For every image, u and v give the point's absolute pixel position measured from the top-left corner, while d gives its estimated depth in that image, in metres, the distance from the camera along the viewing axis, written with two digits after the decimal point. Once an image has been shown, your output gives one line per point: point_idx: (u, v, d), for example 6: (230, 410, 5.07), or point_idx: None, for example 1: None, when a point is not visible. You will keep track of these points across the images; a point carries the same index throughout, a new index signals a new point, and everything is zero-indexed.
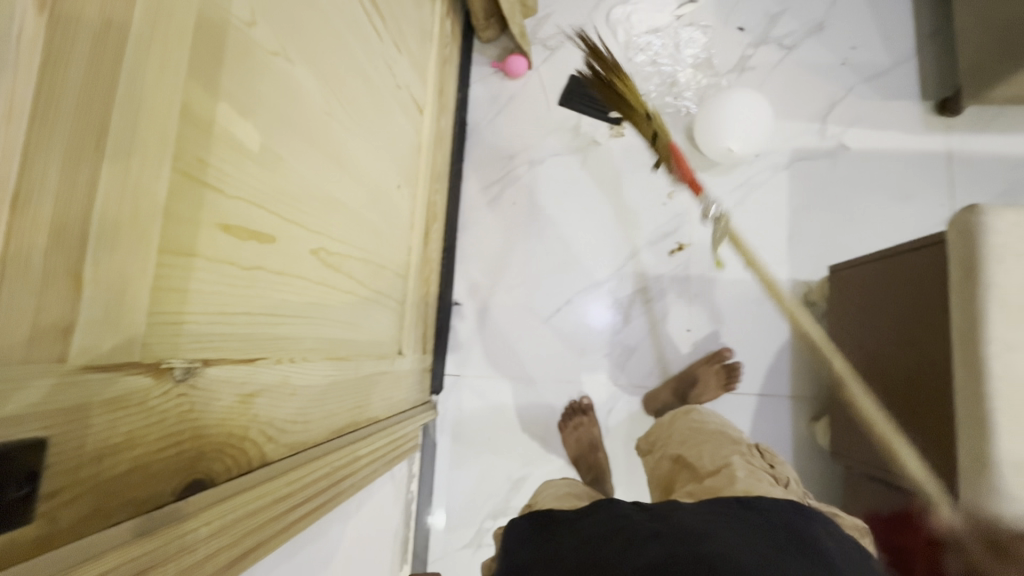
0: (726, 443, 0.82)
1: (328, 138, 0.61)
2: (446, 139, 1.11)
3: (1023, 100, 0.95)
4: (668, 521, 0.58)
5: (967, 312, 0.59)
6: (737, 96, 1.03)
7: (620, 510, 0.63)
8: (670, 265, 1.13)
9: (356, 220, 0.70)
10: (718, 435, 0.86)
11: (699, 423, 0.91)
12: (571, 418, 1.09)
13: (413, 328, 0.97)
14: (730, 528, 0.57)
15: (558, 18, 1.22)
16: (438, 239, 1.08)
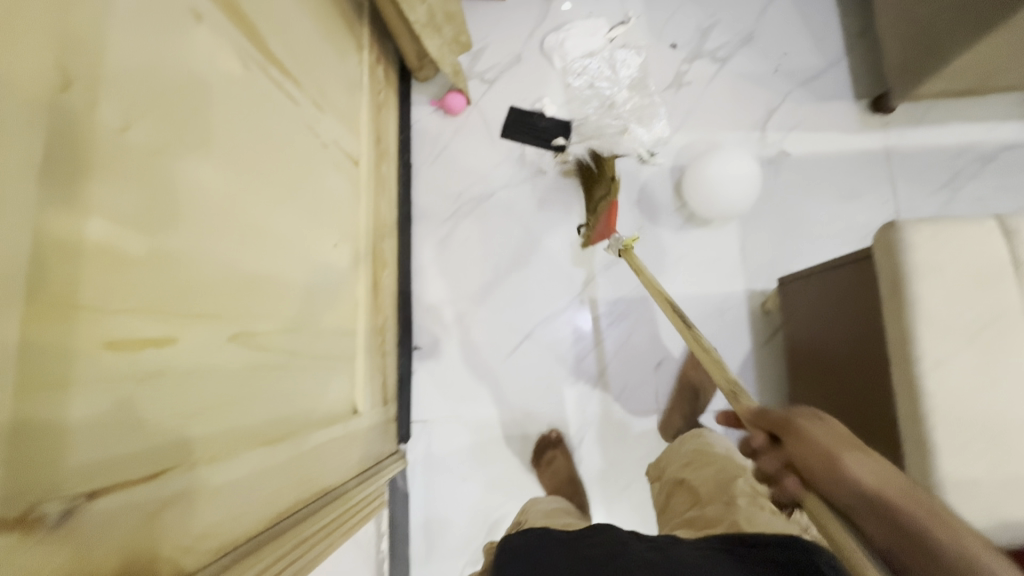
0: (734, 466, 0.85)
1: (239, 219, 0.60)
2: (390, 183, 1.10)
3: (950, 95, 0.97)
4: (663, 552, 0.63)
5: (898, 332, 0.59)
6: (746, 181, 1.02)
7: (619, 537, 0.67)
8: (629, 286, 1.13)
9: (285, 292, 0.69)
10: (724, 458, 0.89)
11: (706, 448, 0.93)
12: (543, 454, 1.09)
13: (370, 381, 0.96)
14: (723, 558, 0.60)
15: (493, 50, 1.22)
16: (391, 285, 1.08)
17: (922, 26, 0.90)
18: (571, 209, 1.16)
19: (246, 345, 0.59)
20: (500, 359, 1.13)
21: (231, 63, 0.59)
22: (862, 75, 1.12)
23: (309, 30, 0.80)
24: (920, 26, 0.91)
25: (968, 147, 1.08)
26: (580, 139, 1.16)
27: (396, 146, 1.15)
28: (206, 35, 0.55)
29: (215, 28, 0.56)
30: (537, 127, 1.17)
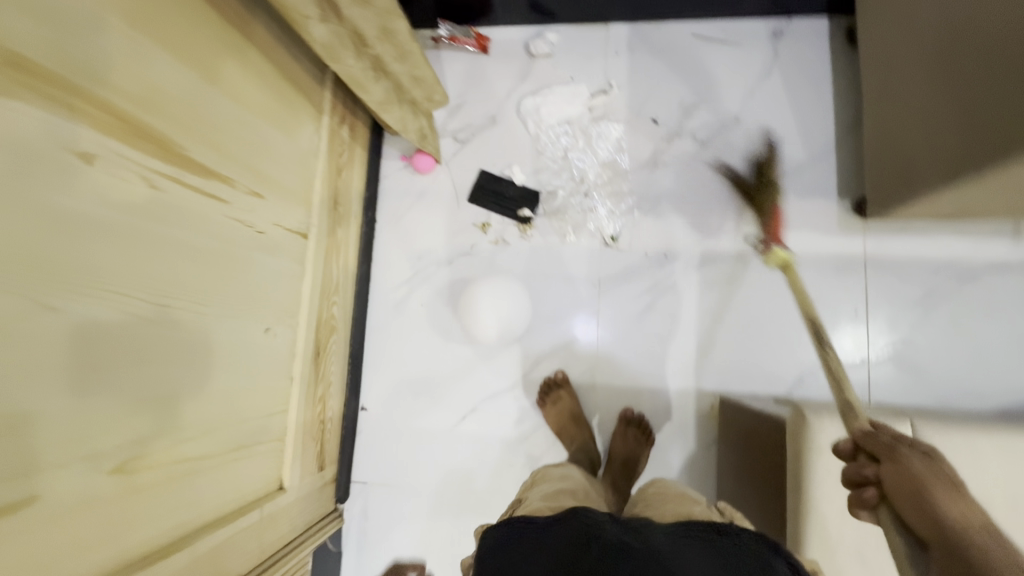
0: (694, 498, 0.78)
1: (136, 345, 0.60)
2: (348, 245, 1.10)
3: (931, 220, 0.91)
4: (639, 537, 0.61)
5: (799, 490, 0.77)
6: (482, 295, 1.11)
7: (593, 519, 0.64)
8: (578, 370, 1.11)
9: (195, 399, 0.70)
10: (684, 492, 0.82)
11: (664, 484, 0.85)
12: (549, 394, 1.08)
13: (302, 452, 0.97)
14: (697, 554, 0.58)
15: (469, 108, 1.19)
16: (339, 350, 1.08)
17: (909, 155, 0.85)
18: (528, 282, 1.13)
19: (133, 471, 0.61)
20: (444, 429, 1.12)
21: (133, 191, 0.58)
22: (849, 173, 1.06)
23: (252, 117, 0.79)
24: (908, 154, 0.85)
25: (953, 263, 1.02)
26: (546, 212, 1.13)
27: (359, 205, 1.14)
28: (98, 175, 0.54)
29: (111, 164, 0.55)
30: (504, 196, 1.14)
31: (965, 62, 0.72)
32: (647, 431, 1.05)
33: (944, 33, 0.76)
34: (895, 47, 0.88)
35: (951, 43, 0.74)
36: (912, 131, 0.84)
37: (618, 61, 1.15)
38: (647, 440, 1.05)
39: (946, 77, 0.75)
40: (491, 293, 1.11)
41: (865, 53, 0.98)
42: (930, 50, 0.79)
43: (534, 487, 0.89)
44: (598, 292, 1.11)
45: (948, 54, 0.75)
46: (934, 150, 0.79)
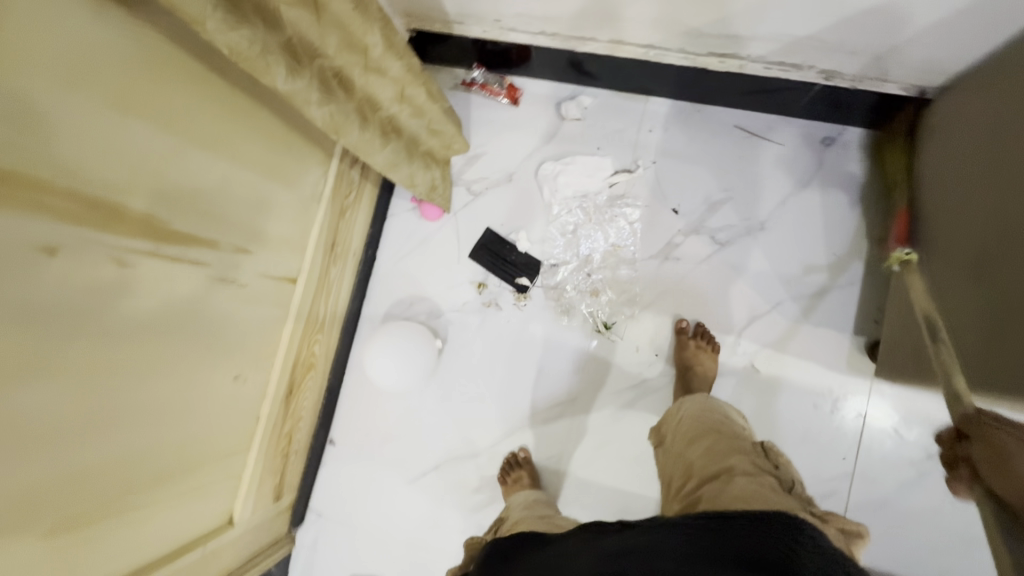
0: (731, 438, 0.82)
1: (92, 407, 0.60)
2: (341, 284, 1.10)
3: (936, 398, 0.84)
4: (640, 537, 0.62)
5: None
6: (388, 339, 1.07)
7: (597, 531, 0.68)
8: (544, 450, 1.09)
9: (151, 457, 0.71)
10: (723, 428, 0.86)
11: (703, 415, 0.90)
12: (510, 472, 1.06)
13: (258, 487, 0.99)
14: (698, 541, 0.59)
15: (488, 160, 1.15)
16: (315, 385, 1.09)
17: (938, 329, 0.77)
18: (515, 350, 1.11)
19: (76, 529, 0.61)
20: (406, 479, 1.13)
21: (99, 271, 0.58)
22: (869, 310, 0.99)
23: (248, 175, 0.78)
24: (939, 327, 0.77)
25: None
26: (544, 284, 1.10)
27: (360, 244, 1.13)
28: (63, 266, 0.54)
29: (76, 252, 0.55)
30: (505, 259, 1.11)
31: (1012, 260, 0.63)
32: (711, 341, 1.02)
33: (999, 218, 0.67)
34: (947, 205, 0.79)
35: (1006, 232, 0.65)
36: (946, 311, 0.76)
37: (651, 140, 1.09)
38: (710, 348, 1.02)
39: (990, 266, 0.67)
40: (383, 342, 1.06)
41: (916, 195, 0.88)
42: (980, 227, 0.70)
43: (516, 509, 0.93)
44: (582, 376, 1.08)
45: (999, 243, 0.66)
46: (962, 338, 0.71)
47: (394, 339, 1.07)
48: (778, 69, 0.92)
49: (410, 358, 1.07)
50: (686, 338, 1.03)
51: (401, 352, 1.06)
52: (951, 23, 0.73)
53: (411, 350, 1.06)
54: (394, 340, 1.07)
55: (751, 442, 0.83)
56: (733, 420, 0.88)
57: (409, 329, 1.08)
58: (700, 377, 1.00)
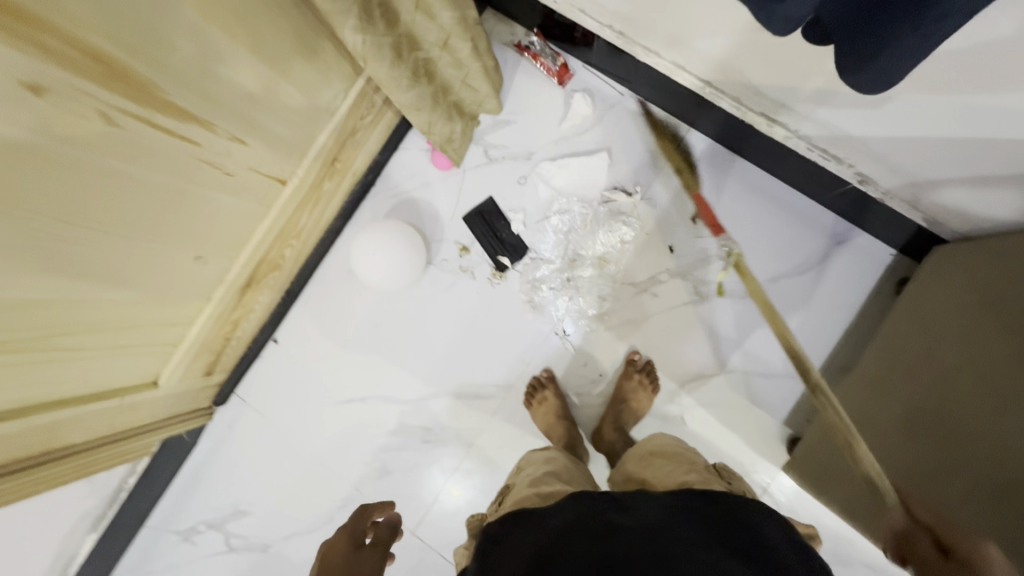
0: (687, 459, 0.82)
1: (39, 249, 0.60)
2: (331, 199, 1.09)
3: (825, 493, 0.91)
4: (631, 514, 0.63)
5: None
6: (373, 235, 1.06)
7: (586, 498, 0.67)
8: (466, 422, 1.13)
9: (89, 310, 0.72)
10: (679, 451, 0.86)
11: (658, 444, 0.89)
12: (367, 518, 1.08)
13: (191, 360, 1.02)
14: (689, 527, 0.60)
15: (515, 130, 1.13)
16: (275, 285, 1.11)
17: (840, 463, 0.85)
18: (474, 320, 1.13)
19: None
20: (332, 399, 1.17)
21: (83, 124, 0.56)
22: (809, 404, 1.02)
23: (264, 67, 0.76)
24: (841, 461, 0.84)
25: (835, 542, 1.02)
26: (523, 272, 1.12)
27: (364, 166, 1.12)
28: (42, 108, 0.51)
29: (63, 98, 0.53)
30: (496, 232, 1.12)
31: (944, 441, 0.70)
32: (654, 381, 1.05)
33: (948, 394, 0.73)
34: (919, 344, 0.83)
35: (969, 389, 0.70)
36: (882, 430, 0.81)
37: (675, 171, 1.08)
38: (650, 388, 1.04)
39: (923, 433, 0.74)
40: (371, 240, 1.06)
41: (896, 319, 0.92)
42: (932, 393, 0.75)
43: (521, 472, 0.91)
44: (527, 366, 1.11)
45: (943, 416, 0.72)
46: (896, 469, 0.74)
47: (383, 236, 1.06)
48: (819, 154, 0.91)
49: (387, 262, 1.05)
50: (633, 371, 1.05)
51: (385, 252, 1.05)
52: (987, 182, 0.73)
53: (399, 250, 1.06)
54: (378, 241, 1.06)
55: (704, 465, 0.83)
56: (689, 447, 0.87)
57: (398, 240, 1.07)
58: (631, 410, 1.04)
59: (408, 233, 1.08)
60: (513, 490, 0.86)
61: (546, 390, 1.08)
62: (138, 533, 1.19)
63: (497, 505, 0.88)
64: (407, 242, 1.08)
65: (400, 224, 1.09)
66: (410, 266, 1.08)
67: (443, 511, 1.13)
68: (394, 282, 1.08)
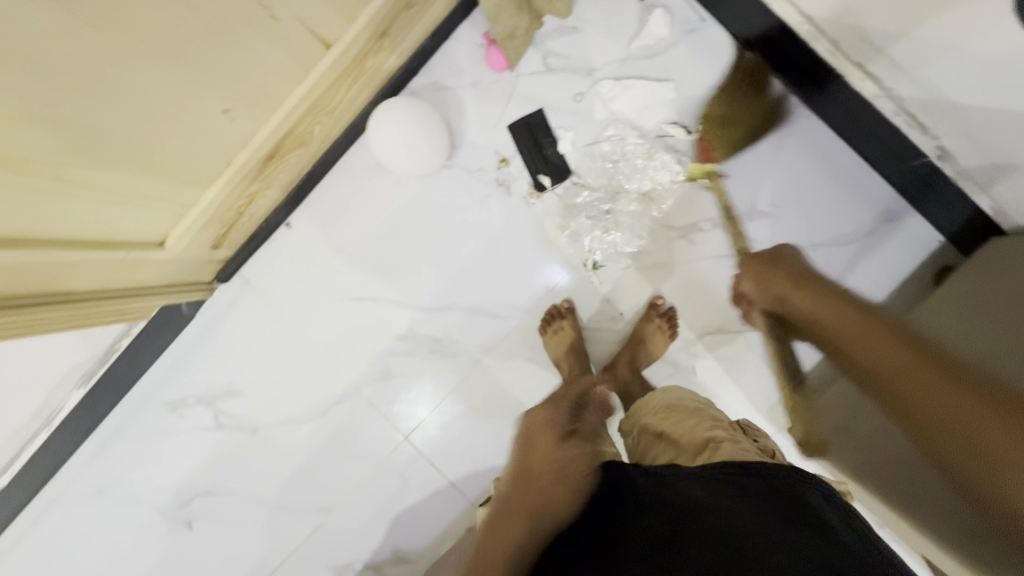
0: (711, 417, 0.81)
1: (48, 43, 0.53)
2: (371, 79, 0.99)
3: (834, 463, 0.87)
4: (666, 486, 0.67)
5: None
6: (396, 110, 0.97)
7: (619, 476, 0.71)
8: (476, 339, 1.11)
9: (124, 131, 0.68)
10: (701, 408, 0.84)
11: (679, 398, 0.87)
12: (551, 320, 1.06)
13: (204, 227, 0.96)
14: (730, 496, 0.61)
15: (579, 39, 1.04)
16: (297, 164, 1.03)
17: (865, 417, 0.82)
18: (501, 238, 1.08)
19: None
20: (340, 294, 1.13)
21: None
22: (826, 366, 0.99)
23: None
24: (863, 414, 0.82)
25: None
26: (561, 196, 1.06)
27: (410, 50, 1.03)
28: None
29: None
30: (540, 149, 1.05)
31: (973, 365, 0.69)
32: (673, 327, 1.04)
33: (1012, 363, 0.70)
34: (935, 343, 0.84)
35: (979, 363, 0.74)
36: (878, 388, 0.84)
37: (740, 116, 1.01)
38: (668, 333, 1.03)
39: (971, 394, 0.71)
40: (390, 117, 0.97)
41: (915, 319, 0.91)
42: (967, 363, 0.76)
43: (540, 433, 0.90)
44: (547, 294, 1.08)
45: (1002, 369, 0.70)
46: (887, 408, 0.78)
47: (401, 114, 0.97)
48: (905, 120, 0.89)
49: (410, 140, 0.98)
50: (653, 316, 1.03)
51: (409, 129, 0.97)
52: None
53: (415, 130, 0.98)
54: (398, 117, 0.97)
55: (728, 423, 0.82)
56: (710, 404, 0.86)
57: (432, 132, 0.99)
58: (645, 353, 1.03)
59: (426, 112, 0.99)
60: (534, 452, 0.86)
61: (560, 328, 1.05)
62: (125, 397, 1.16)
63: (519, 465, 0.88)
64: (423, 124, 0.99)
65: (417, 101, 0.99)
66: (423, 151, 0.99)
67: (440, 422, 1.12)
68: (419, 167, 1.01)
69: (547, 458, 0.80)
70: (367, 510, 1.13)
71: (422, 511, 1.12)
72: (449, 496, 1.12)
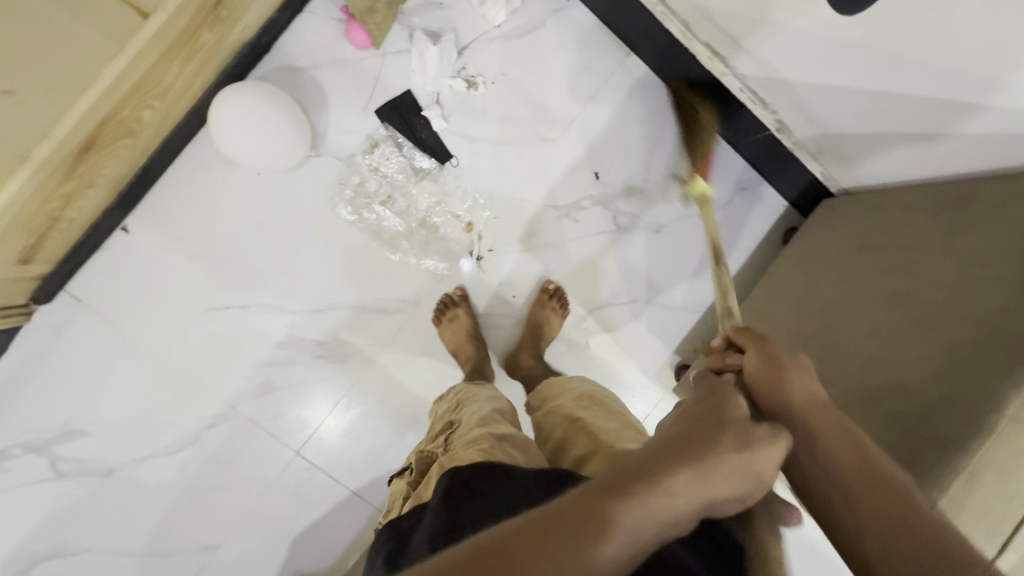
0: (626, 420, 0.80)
1: None
2: (210, 56, 0.87)
3: None
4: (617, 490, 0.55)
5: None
6: (241, 101, 0.86)
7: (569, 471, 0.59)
8: (365, 337, 1.04)
9: None
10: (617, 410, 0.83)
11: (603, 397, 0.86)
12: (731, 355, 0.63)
13: (4, 240, 0.78)
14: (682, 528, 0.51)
15: (446, 15, 1.00)
16: (125, 157, 0.88)
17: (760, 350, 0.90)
18: (382, 229, 1.02)
19: None
20: (202, 304, 1.00)
21: None
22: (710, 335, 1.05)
23: None
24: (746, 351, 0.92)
25: None
26: (442, 179, 1.02)
27: (257, 23, 0.92)
28: None
29: None
30: (414, 131, 1.00)
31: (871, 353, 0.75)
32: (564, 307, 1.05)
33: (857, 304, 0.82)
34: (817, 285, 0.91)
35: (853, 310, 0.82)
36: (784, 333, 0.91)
37: (609, 94, 1.04)
38: (561, 313, 1.04)
39: (822, 342, 0.83)
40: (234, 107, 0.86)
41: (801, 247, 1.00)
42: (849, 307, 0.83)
43: (465, 410, 0.86)
44: (438, 283, 1.04)
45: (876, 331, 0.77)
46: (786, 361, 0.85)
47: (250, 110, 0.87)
48: (749, 97, 0.96)
49: (264, 133, 0.88)
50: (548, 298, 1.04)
51: (258, 122, 0.87)
52: (884, 140, 0.82)
53: (266, 133, 0.88)
54: (243, 112, 0.86)
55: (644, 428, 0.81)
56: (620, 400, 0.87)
57: (286, 117, 0.90)
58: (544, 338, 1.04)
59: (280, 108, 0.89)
60: (461, 428, 0.80)
61: (455, 312, 1.02)
62: None
63: (441, 440, 0.82)
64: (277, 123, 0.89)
65: (261, 92, 0.88)
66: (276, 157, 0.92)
67: (334, 429, 1.04)
68: (272, 158, 0.91)
69: (476, 433, 0.75)
70: (257, 538, 1.03)
71: (321, 527, 1.04)
72: (351, 507, 1.05)
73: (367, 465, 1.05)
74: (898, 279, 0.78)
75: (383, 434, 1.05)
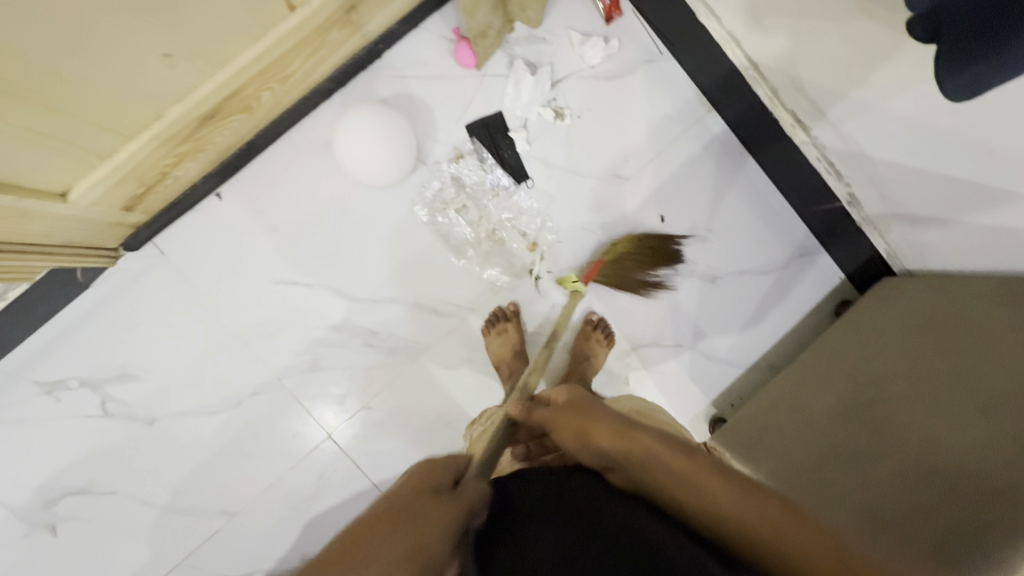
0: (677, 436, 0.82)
1: None
2: (331, 52, 0.95)
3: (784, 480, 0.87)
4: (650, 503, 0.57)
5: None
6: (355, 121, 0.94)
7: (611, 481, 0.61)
8: (415, 335, 1.07)
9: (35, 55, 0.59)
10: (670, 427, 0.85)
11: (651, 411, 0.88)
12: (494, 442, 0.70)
13: (119, 185, 0.85)
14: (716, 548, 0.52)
15: (547, 50, 1.07)
16: (237, 131, 0.95)
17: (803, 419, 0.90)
18: (451, 236, 1.07)
19: None
20: (271, 276, 1.05)
21: None
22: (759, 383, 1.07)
23: None
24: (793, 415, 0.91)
25: None
26: (516, 198, 1.07)
27: (377, 31, 1.00)
28: None
29: None
30: (498, 150, 1.06)
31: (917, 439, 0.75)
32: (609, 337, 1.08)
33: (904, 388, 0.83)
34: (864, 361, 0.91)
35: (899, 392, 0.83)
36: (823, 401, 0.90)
37: (687, 145, 1.09)
38: (606, 344, 1.07)
39: (858, 416, 0.83)
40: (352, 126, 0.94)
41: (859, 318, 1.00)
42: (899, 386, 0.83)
43: None
44: (493, 295, 1.08)
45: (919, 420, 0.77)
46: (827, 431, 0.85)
47: (366, 129, 0.94)
48: (825, 166, 1.02)
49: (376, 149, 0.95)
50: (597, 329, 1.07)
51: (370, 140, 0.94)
52: (955, 228, 0.84)
53: (376, 157, 0.95)
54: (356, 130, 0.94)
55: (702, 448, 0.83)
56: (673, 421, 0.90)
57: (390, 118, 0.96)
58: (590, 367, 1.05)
59: (392, 125, 0.96)
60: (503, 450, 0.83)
61: (506, 330, 1.05)
62: None
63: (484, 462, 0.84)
64: (389, 142, 0.95)
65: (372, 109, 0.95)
66: (386, 179, 0.99)
67: (368, 419, 1.06)
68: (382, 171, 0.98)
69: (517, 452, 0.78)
70: (274, 513, 1.04)
71: (338, 514, 1.05)
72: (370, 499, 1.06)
73: (393, 460, 1.07)
74: (954, 366, 0.79)
75: (414, 432, 1.07)
